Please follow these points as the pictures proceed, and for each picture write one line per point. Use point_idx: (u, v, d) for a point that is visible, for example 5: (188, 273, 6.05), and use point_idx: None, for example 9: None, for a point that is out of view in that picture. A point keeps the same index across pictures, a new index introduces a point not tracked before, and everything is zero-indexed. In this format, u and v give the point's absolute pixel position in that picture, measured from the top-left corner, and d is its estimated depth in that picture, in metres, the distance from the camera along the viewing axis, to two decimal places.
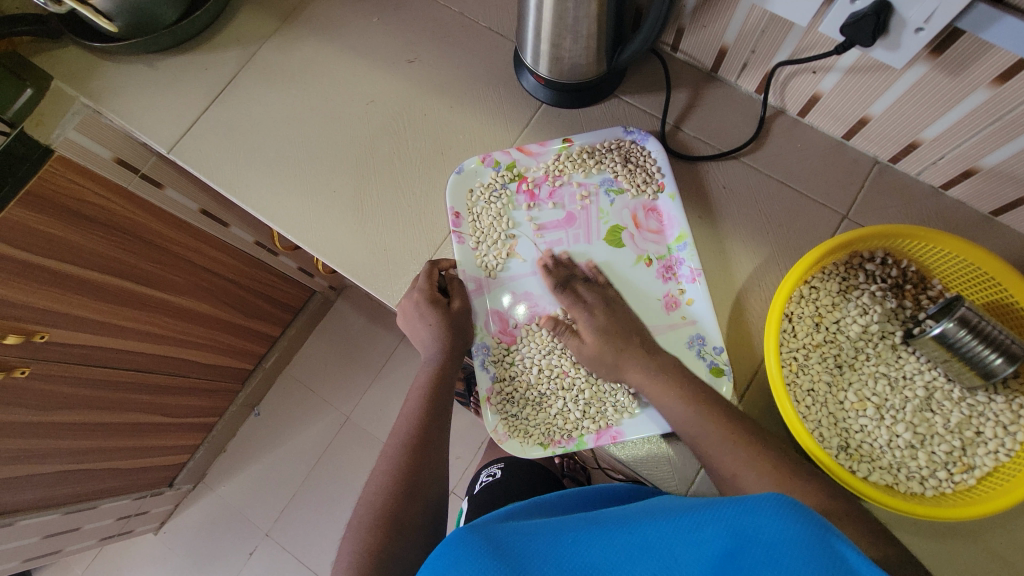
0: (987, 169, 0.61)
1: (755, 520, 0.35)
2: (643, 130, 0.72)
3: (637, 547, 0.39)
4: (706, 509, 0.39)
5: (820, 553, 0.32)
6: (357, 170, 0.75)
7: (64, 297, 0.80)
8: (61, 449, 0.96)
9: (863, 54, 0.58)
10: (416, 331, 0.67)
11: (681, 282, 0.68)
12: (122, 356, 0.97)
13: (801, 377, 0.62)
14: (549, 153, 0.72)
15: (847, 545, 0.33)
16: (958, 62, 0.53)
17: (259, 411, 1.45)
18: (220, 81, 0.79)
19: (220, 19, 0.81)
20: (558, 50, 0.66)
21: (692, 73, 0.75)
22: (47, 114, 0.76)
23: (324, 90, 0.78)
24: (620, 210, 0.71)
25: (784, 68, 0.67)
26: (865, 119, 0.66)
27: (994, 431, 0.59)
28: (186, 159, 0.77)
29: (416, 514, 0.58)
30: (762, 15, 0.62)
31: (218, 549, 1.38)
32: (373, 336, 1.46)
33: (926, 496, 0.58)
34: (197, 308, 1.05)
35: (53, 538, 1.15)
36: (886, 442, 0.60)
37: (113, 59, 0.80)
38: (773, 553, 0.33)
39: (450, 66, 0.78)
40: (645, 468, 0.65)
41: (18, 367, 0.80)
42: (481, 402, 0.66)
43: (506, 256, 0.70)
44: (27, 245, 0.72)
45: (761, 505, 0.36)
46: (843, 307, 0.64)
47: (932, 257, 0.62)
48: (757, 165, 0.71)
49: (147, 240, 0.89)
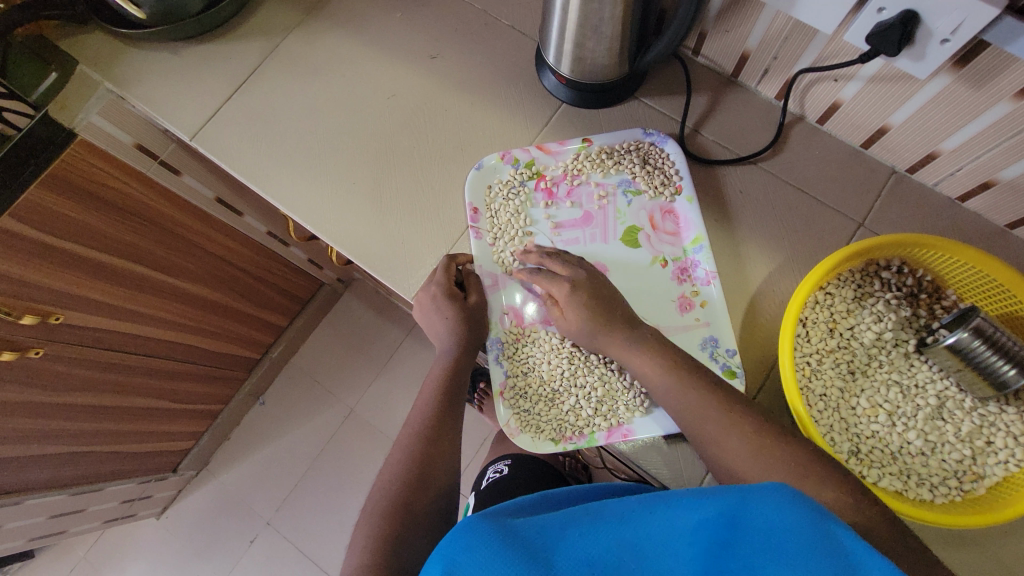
0: (1005, 182, 0.62)
1: (760, 509, 0.39)
2: (661, 133, 0.73)
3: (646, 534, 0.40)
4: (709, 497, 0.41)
5: (821, 538, 0.37)
6: (377, 164, 0.75)
7: (80, 279, 0.81)
8: (70, 430, 0.97)
9: (886, 64, 0.58)
10: (432, 323, 0.68)
11: (696, 284, 0.68)
12: (134, 340, 0.97)
13: (814, 382, 0.63)
14: (568, 152, 0.73)
15: (842, 530, 0.38)
16: (982, 74, 0.53)
17: (264, 401, 1.45)
18: (243, 70, 0.80)
19: (246, 9, 0.82)
20: (581, 50, 0.66)
21: (712, 77, 0.75)
22: (71, 98, 0.76)
23: (346, 83, 0.79)
24: (637, 211, 0.71)
25: (806, 75, 0.67)
26: (885, 128, 0.66)
27: (1005, 441, 0.59)
28: (207, 146, 0.78)
29: (428, 504, 0.59)
30: (786, 21, 0.62)
31: (220, 536, 1.39)
32: (381, 329, 1.46)
33: (935, 503, 0.59)
34: (208, 295, 1.06)
35: (58, 518, 1.16)
36: (897, 449, 0.61)
37: (137, 45, 0.81)
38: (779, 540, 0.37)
39: (472, 63, 0.79)
40: (653, 468, 0.65)
41: (32, 348, 0.81)
42: (494, 396, 0.67)
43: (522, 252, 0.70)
44: (47, 227, 0.73)
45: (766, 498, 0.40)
46: (858, 313, 0.64)
47: (948, 268, 0.63)
48: (774, 171, 0.72)
49: (165, 227, 0.90)
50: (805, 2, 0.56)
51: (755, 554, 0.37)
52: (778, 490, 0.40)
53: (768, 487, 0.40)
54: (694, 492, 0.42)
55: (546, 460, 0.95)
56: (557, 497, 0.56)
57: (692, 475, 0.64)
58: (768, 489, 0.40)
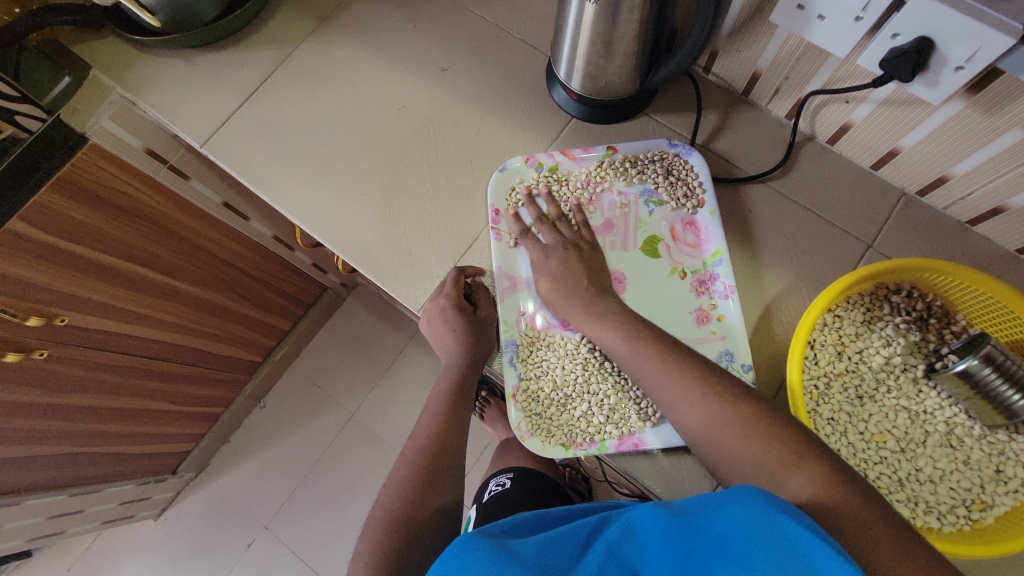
0: (1016, 209, 0.61)
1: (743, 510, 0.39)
2: (686, 144, 0.72)
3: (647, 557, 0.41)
4: (706, 511, 0.42)
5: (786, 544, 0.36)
6: (386, 174, 0.76)
7: (87, 283, 0.81)
8: (72, 431, 0.97)
9: (899, 89, 0.58)
10: (439, 335, 0.68)
11: (714, 297, 0.68)
12: (138, 342, 0.98)
13: (822, 405, 0.62)
14: (592, 159, 0.73)
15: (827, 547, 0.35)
16: (994, 102, 0.53)
17: (265, 404, 1.45)
18: (255, 79, 0.80)
19: (258, 18, 0.83)
20: (593, 67, 0.66)
21: (723, 95, 0.76)
22: (84, 103, 0.77)
23: (358, 92, 0.79)
24: (658, 221, 0.71)
25: (816, 97, 0.67)
26: (895, 151, 0.66)
27: (1015, 470, 0.59)
28: (218, 153, 0.78)
29: (432, 518, 0.59)
30: (799, 43, 0.62)
31: (217, 539, 1.39)
32: (384, 335, 1.46)
33: (943, 532, 0.58)
34: (212, 298, 1.06)
35: (56, 519, 1.15)
36: (905, 475, 0.60)
37: (150, 52, 0.81)
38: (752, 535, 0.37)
39: (483, 76, 0.79)
40: (654, 488, 0.64)
41: (37, 349, 0.81)
42: (506, 398, 0.66)
43: None
44: (56, 231, 0.73)
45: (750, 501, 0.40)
46: (866, 337, 0.64)
47: (958, 293, 0.62)
48: (783, 190, 0.72)
49: (174, 232, 0.90)
50: (818, 26, 0.56)
51: (732, 554, 0.37)
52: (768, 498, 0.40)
53: (736, 489, 0.42)
54: (663, 503, 0.45)
55: (547, 473, 0.95)
56: (569, 510, 0.55)
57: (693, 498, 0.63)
58: (738, 488, 0.41)
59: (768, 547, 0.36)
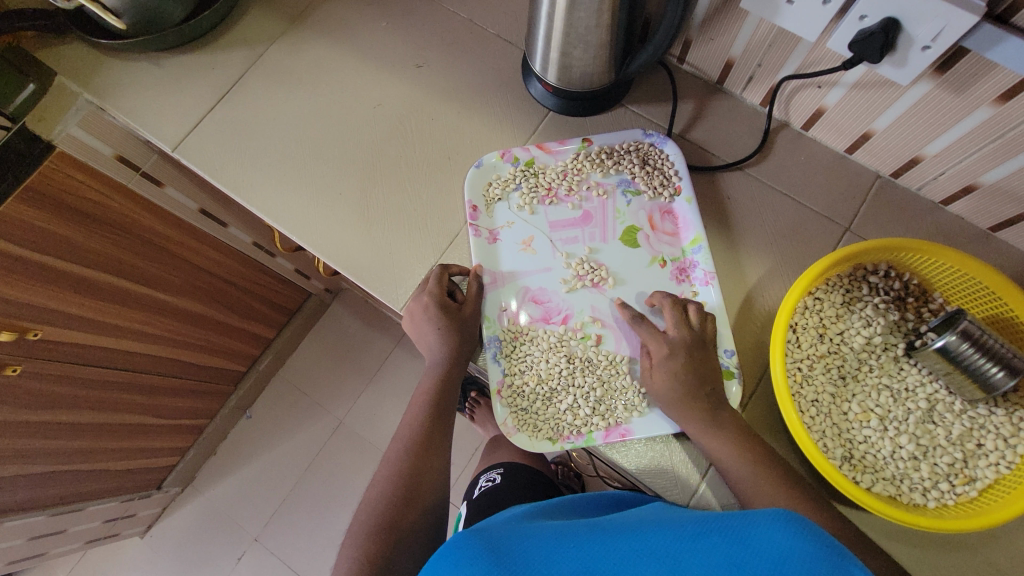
0: (987, 186, 0.62)
1: (762, 531, 0.38)
2: (661, 134, 0.73)
3: (645, 556, 0.40)
4: (721, 529, 0.40)
5: (816, 562, 0.35)
6: (363, 173, 0.75)
7: (62, 296, 0.79)
8: (51, 450, 0.94)
9: (869, 71, 0.59)
10: (423, 335, 0.66)
11: (695, 285, 0.68)
12: (115, 355, 0.95)
13: (805, 388, 0.63)
14: (567, 152, 0.73)
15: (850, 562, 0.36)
16: (961, 81, 0.54)
17: (250, 415, 1.42)
18: (226, 81, 0.79)
19: (229, 19, 0.81)
20: (567, 59, 0.66)
21: (698, 84, 0.76)
22: (50, 110, 0.75)
23: (331, 92, 0.78)
24: (636, 211, 0.71)
25: (789, 82, 0.68)
26: (868, 134, 0.67)
27: (995, 443, 0.60)
28: (190, 157, 0.77)
29: (414, 520, 0.59)
30: (771, 29, 0.63)
31: (206, 554, 1.36)
32: (370, 339, 1.45)
33: (928, 508, 0.59)
34: (191, 307, 1.04)
35: (38, 540, 1.12)
36: (889, 453, 0.61)
37: (116, 55, 0.79)
38: (774, 562, 0.36)
39: (458, 72, 0.79)
40: (648, 479, 0.64)
41: (10, 365, 0.79)
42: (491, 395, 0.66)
43: (522, 252, 0.70)
44: (25, 241, 0.71)
45: (772, 520, 0.39)
46: (847, 318, 0.65)
47: (936, 272, 0.63)
48: (761, 177, 0.72)
49: (148, 240, 0.88)
50: (787, 11, 0.57)
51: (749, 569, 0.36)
52: (784, 517, 0.38)
53: (771, 511, 0.39)
54: (674, 526, 0.43)
55: (540, 468, 0.95)
56: (615, 496, 0.62)
57: (684, 487, 0.62)
58: (772, 513, 0.39)
59: (790, 565, 0.36)
